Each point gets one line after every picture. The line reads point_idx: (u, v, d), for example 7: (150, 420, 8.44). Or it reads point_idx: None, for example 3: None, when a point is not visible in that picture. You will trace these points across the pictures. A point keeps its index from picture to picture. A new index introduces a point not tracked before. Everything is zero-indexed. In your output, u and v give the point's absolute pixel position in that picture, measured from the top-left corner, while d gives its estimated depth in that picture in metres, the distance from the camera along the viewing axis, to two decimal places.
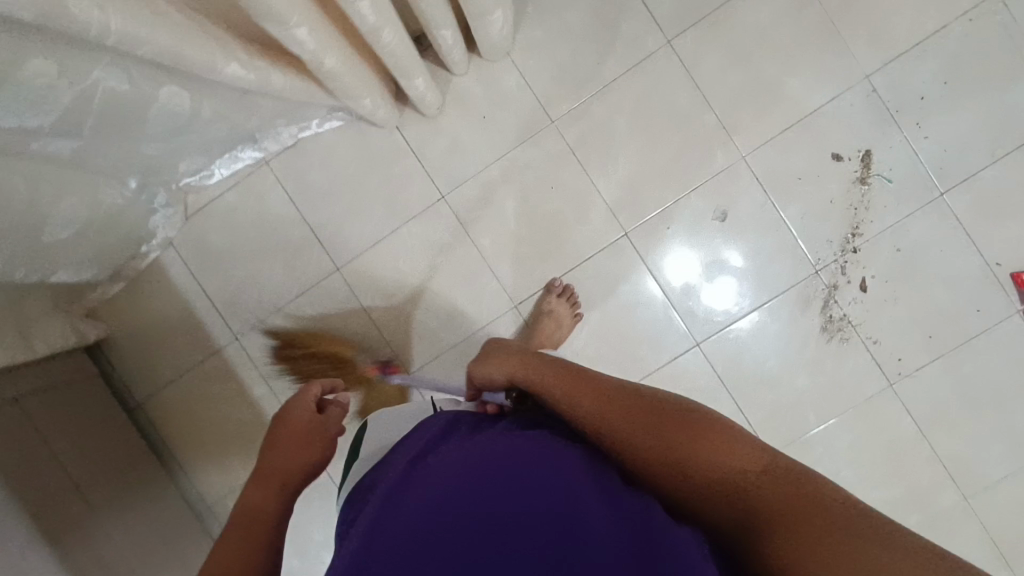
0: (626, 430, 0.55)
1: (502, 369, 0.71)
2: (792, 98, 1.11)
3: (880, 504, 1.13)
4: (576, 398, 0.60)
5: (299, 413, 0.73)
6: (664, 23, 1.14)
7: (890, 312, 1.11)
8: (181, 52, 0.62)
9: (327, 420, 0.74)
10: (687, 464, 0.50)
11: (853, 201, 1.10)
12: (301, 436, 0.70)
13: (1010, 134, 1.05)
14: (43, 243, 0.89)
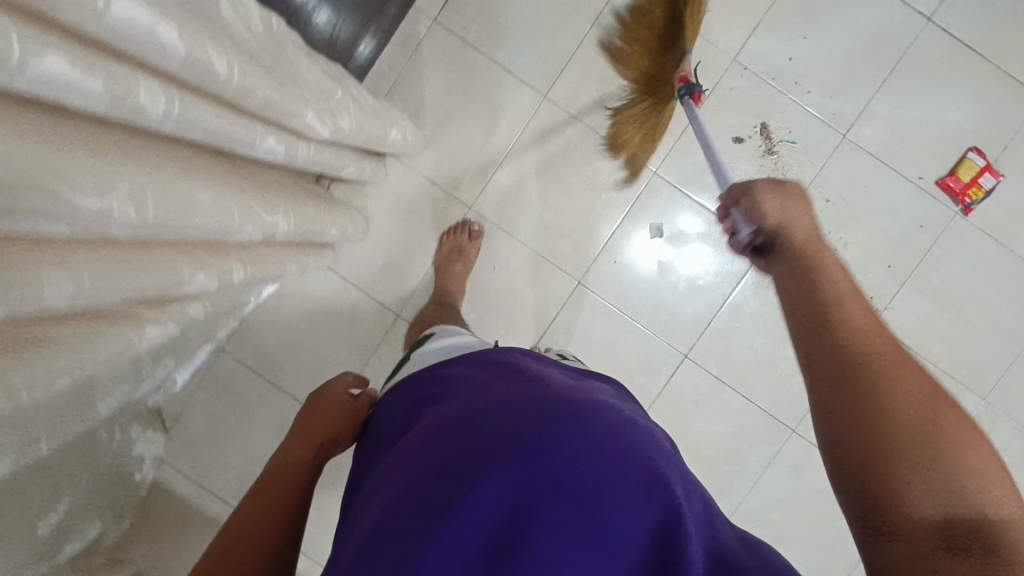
0: (898, 382, 0.46)
1: (776, 213, 0.57)
2: (676, 102, 1.14)
3: None
4: (852, 312, 0.49)
5: (332, 393, 0.82)
6: (534, 77, 1.15)
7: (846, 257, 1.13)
8: (98, 336, 0.58)
9: (360, 404, 0.81)
10: (940, 442, 0.43)
11: (769, 172, 1.13)
12: (330, 415, 0.78)
13: (879, 63, 1.10)
14: (40, 538, 0.86)
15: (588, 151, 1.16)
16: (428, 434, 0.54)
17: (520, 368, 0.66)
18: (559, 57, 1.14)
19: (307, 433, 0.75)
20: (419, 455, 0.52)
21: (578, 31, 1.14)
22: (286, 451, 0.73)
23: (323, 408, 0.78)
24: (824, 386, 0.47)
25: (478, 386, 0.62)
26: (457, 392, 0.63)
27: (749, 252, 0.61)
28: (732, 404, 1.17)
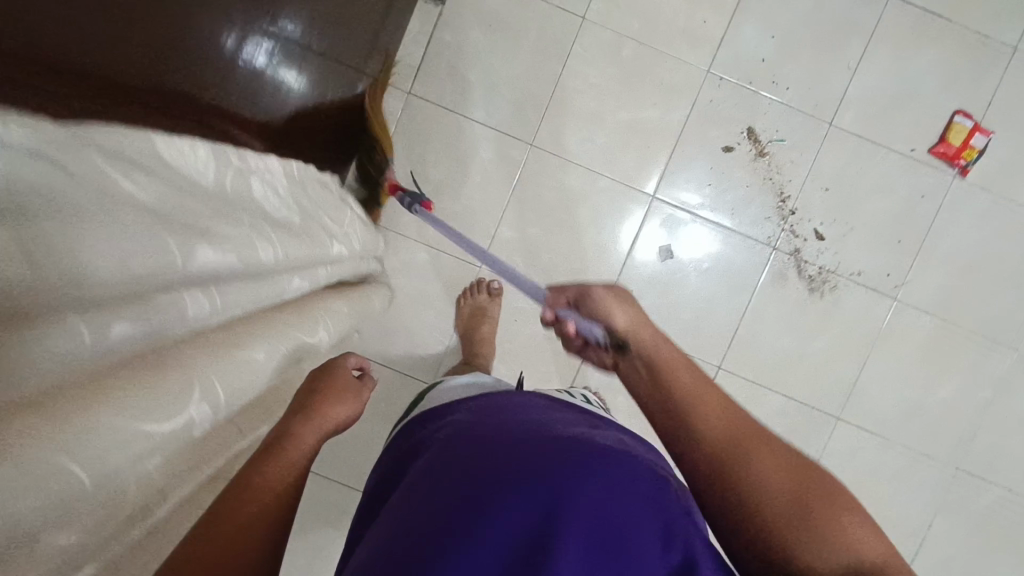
0: (834, 527, 0.44)
1: (628, 325, 0.59)
2: (660, 124, 1.15)
3: (955, 397, 1.17)
4: (718, 413, 0.51)
5: (340, 374, 0.66)
6: (515, 127, 1.15)
7: (855, 241, 1.14)
8: None
9: (367, 392, 0.69)
10: (816, 509, 0.45)
11: (765, 174, 1.14)
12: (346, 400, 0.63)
13: (850, 48, 1.12)
14: None
15: (582, 189, 1.17)
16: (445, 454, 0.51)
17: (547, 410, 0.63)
18: (536, 103, 1.15)
19: (320, 415, 0.58)
20: (434, 472, 0.48)
21: (550, 74, 1.14)
22: (293, 439, 0.54)
23: (337, 394, 0.62)
24: (733, 512, 0.47)
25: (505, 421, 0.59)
26: (479, 421, 0.59)
27: (596, 355, 0.63)
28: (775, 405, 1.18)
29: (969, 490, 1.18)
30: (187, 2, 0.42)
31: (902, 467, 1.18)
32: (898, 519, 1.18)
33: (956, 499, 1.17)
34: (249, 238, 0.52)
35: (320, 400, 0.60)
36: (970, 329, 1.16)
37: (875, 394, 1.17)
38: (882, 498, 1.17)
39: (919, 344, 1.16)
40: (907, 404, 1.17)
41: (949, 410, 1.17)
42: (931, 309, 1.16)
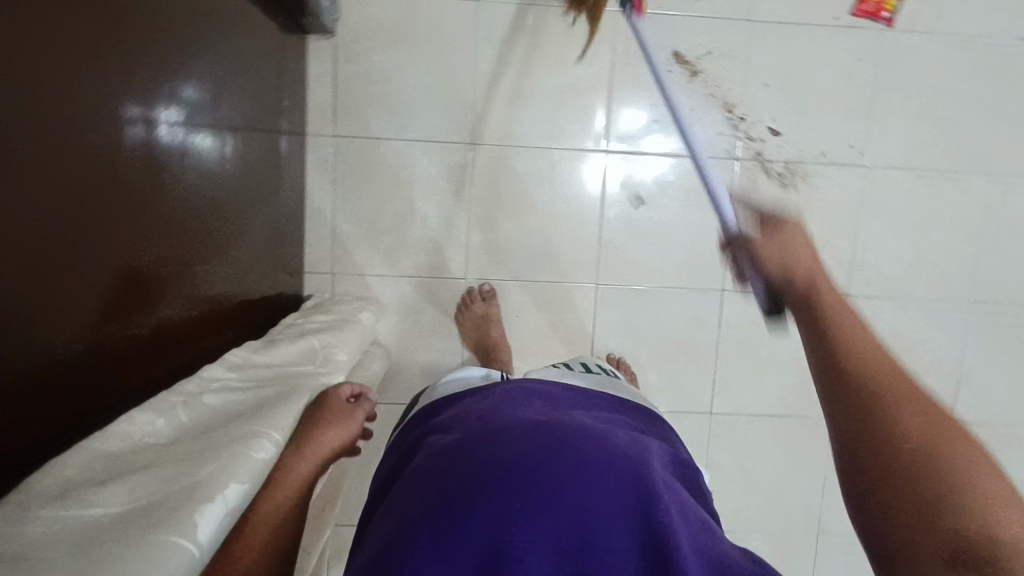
0: (903, 404, 0.47)
1: (788, 239, 0.59)
2: (588, 78, 1.13)
3: (948, 236, 1.19)
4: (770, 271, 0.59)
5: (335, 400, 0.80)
6: (449, 132, 1.13)
7: (810, 123, 1.15)
8: None
9: (358, 414, 0.81)
10: (893, 432, 0.46)
11: (703, 91, 1.13)
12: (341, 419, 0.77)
13: None
14: None
15: (535, 168, 1.15)
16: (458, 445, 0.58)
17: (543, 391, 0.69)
18: (460, 100, 1.12)
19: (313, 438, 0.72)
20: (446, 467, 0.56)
21: (464, 67, 1.11)
22: (303, 445, 0.71)
23: (331, 420, 0.75)
24: (852, 447, 0.48)
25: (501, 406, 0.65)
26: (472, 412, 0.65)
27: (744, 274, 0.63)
28: None
29: (988, 317, 1.22)
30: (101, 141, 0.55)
31: (920, 318, 1.21)
32: (931, 366, 1.22)
33: (977, 329, 1.22)
34: (268, 432, 0.65)
35: (320, 423, 0.75)
36: (944, 168, 1.17)
37: (874, 260, 1.19)
38: (910, 353, 1.22)
39: (900, 199, 1.18)
40: (907, 259, 1.19)
41: (946, 250, 1.20)
42: (901, 162, 1.17)
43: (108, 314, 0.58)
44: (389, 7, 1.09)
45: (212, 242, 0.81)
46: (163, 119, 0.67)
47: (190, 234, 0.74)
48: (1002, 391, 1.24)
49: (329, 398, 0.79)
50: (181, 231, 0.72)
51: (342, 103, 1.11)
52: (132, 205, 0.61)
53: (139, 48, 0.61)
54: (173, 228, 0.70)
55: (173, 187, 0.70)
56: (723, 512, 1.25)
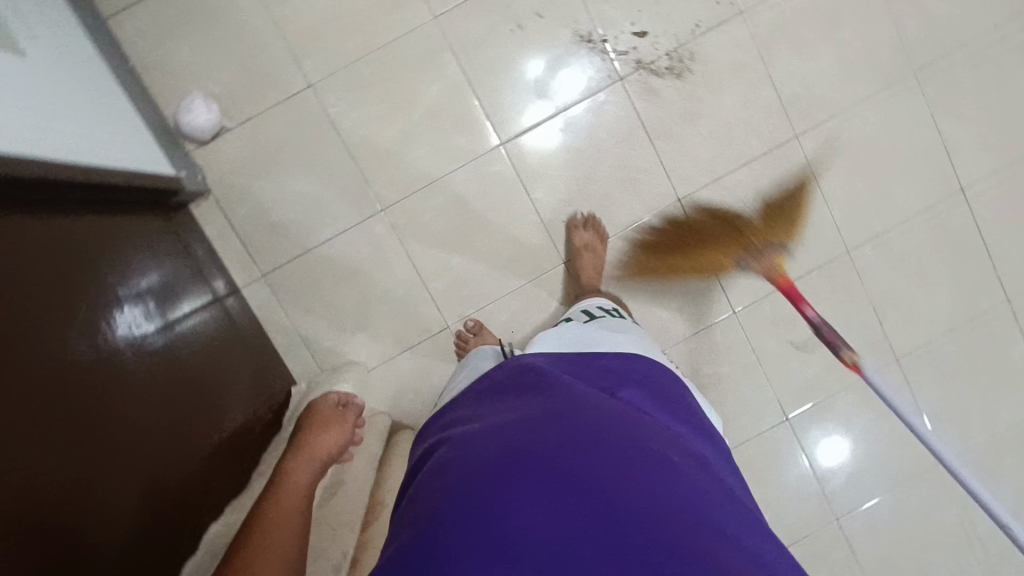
0: None
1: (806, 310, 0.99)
2: (449, 92, 1.11)
3: (859, 27, 1.13)
4: None
5: (324, 408, 1.03)
6: (359, 211, 1.12)
7: (668, 5, 1.11)
8: None
9: (346, 414, 1.04)
10: None
11: (553, 38, 1.11)
12: (323, 421, 1.00)
13: None
14: None
15: (453, 196, 1.13)
16: (509, 421, 0.71)
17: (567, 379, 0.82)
18: (349, 180, 1.11)
19: (310, 449, 0.95)
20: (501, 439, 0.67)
21: (336, 149, 1.10)
22: (295, 460, 0.93)
23: (320, 426, 0.99)
24: None
25: (538, 391, 0.79)
26: (503, 386, 0.84)
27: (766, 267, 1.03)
28: (744, 177, 1.16)
29: (941, 75, 1.15)
30: (53, 358, 0.67)
31: (876, 115, 1.16)
32: (913, 151, 1.17)
33: (937, 92, 1.15)
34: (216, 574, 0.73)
35: (313, 434, 0.97)
36: None
37: (803, 89, 1.14)
38: (885, 150, 1.16)
39: (793, 20, 1.12)
40: (833, 71, 1.14)
41: (865, 41, 1.13)
42: None
43: (90, 510, 0.66)
44: (242, 138, 1.08)
45: (200, 424, 0.90)
46: (114, 325, 0.79)
47: (168, 429, 0.83)
48: (994, 134, 1.17)
49: (320, 412, 1.02)
50: (154, 423, 0.81)
51: (255, 244, 1.12)
52: (102, 410, 0.72)
53: (71, 286, 0.75)
54: (148, 431, 0.79)
55: (146, 380, 0.82)
56: (800, 389, 1.22)
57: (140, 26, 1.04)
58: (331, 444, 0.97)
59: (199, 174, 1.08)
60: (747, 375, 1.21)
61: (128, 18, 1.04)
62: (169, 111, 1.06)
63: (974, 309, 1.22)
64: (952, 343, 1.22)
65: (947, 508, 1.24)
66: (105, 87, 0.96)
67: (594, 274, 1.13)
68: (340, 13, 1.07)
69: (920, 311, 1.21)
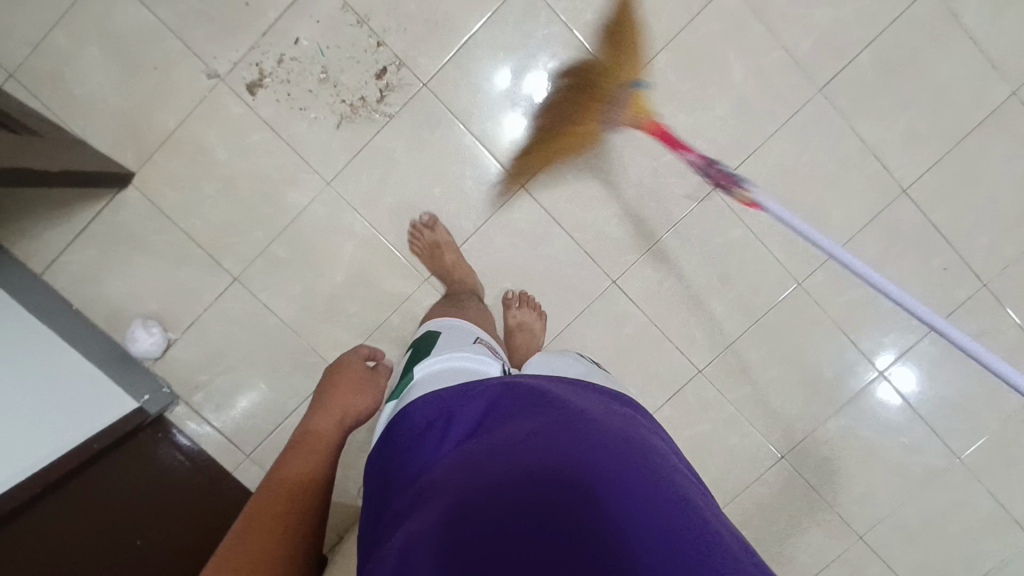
0: None
1: None
2: (361, 246, 1.13)
3: (748, 64, 1.07)
4: None
5: (354, 361, 1.02)
6: (315, 375, 1.17)
7: (537, 86, 1.09)
8: None
9: (376, 377, 1.00)
10: None
11: (444, 165, 1.11)
12: (357, 378, 0.98)
13: (356, 40, 1.06)
14: None
15: (394, 339, 1.16)
16: (522, 445, 0.54)
17: (581, 408, 0.65)
18: (296, 352, 1.16)
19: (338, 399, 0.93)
20: (485, 480, 0.51)
21: (274, 328, 1.15)
22: (322, 408, 0.92)
23: (343, 376, 0.98)
24: None
25: (555, 407, 0.63)
26: (504, 391, 0.67)
27: None
28: (671, 241, 1.13)
29: (850, 85, 1.08)
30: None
31: (792, 143, 1.10)
32: (841, 167, 1.10)
33: (850, 102, 1.08)
34: None
35: (342, 382, 0.96)
36: (685, 21, 1.06)
37: (707, 140, 1.09)
38: (810, 175, 1.10)
39: (676, 78, 1.08)
40: (733, 114, 1.09)
41: (759, 74, 1.07)
42: (646, 51, 1.07)
43: None
44: (189, 345, 1.15)
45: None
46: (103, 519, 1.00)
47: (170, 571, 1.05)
48: (926, 126, 1.09)
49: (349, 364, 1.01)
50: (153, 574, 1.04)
51: (232, 430, 1.17)
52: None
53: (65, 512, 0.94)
54: None
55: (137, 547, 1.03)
56: (787, 427, 1.19)
57: (74, 271, 1.11)
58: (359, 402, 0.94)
59: (164, 385, 1.15)
60: (730, 427, 1.19)
61: (60, 268, 1.11)
62: (122, 338, 1.13)
63: (950, 304, 1.14)
64: (934, 342, 1.16)
65: (972, 502, 1.19)
66: (51, 350, 1.04)
67: (530, 349, 1.09)
68: (239, 207, 1.11)
69: (893, 320, 1.15)
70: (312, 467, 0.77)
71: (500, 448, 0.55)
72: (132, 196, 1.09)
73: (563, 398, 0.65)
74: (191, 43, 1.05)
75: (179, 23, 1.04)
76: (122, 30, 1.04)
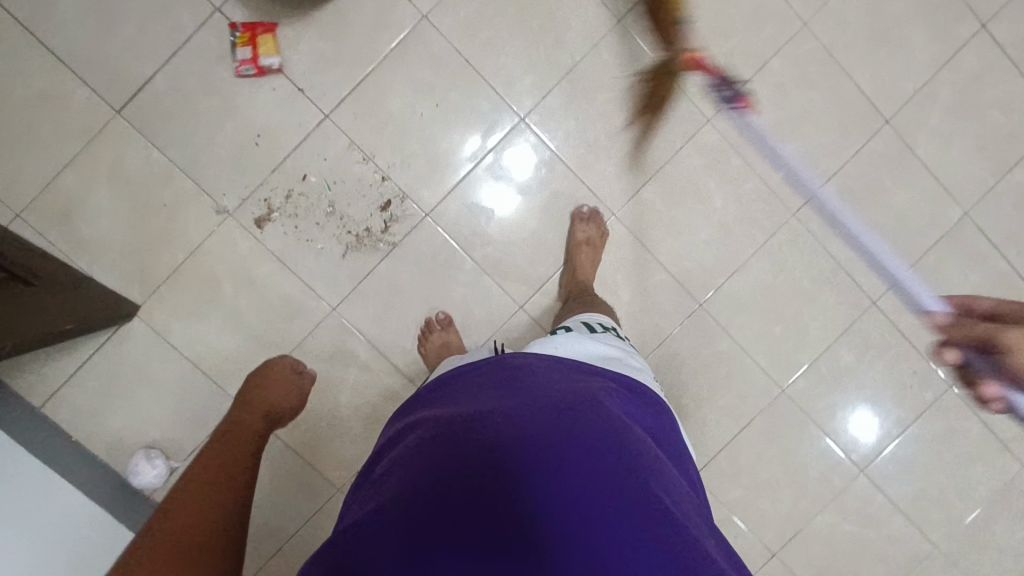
0: None
1: None
2: (365, 369, 1.15)
3: (727, 192, 1.16)
4: None
5: (278, 368, 1.03)
6: (317, 497, 1.16)
7: (517, 160, 1.13)
8: None
9: (300, 382, 1.03)
10: None
11: (447, 289, 1.15)
12: (278, 384, 1.01)
13: (364, 177, 1.11)
14: None
15: None
16: (492, 418, 0.63)
17: (558, 379, 0.74)
18: (301, 475, 1.16)
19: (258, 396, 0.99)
20: (454, 444, 0.61)
21: (279, 452, 1.15)
22: (244, 404, 0.98)
23: (268, 372, 1.02)
24: None
25: (522, 391, 0.69)
26: (492, 370, 0.76)
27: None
28: (663, 355, 1.19)
29: (819, 211, 1.18)
30: None
31: (770, 263, 1.18)
32: (815, 283, 1.19)
33: (820, 225, 1.18)
34: None
35: (261, 383, 1.01)
36: (670, 157, 1.15)
37: (692, 261, 1.17)
38: (789, 291, 1.19)
39: (662, 206, 1.16)
40: (716, 238, 1.17)
41: (737, 202, 1.17)
42: (634, 182, 1.15)
43: None
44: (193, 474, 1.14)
45: None
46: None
47: None
48: (888, 246, 1.19)
49: (276, 365, 1.04)
50: None
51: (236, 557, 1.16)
52: None
53: None
54: None
55: None
56: (779, 528, 1.23)
57: (75, 405, 1.10)
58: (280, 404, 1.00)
59: None
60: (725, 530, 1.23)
61: (61, 401, 1.10)
62: (122, 469, 1.11)
63: (918, 404, 1.22)
64: (909, 442, 1.23)
65: None
66: (25, 502, 0.94)
67: None
68: (245, 334, 1.12)
69: (871, 422, 1.23)
70: (210, 529, 0.74)
71: (478, 421, 0.63)
72: (138, 328, 1.10)
73: (551, 377, 0.74)
74: (202, 181, 1.08)
75: (190, 163, 1.08)
76: (134, 170, 1.07)
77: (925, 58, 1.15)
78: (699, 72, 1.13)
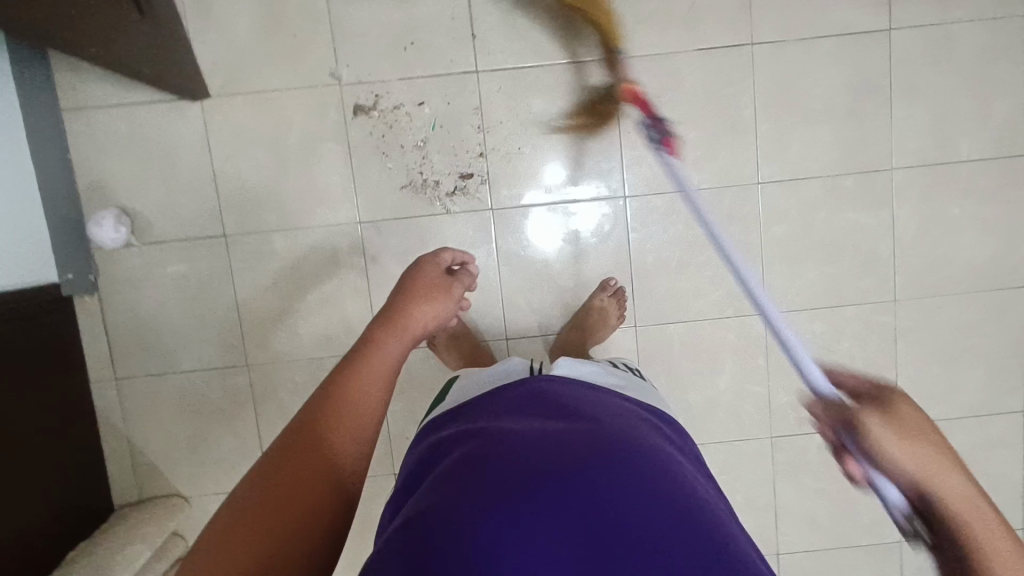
0: None
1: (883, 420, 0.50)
2: (347, 290, 1.15)
3: (734, 376, 1.19)
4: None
5: (431, 273, 0.82)
6: (226, 357, 1.17)
7: (580, 216, 1.14)
8: None
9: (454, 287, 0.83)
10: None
11: None
12: (427, 292, 0.78)
13: (468, 142, 1.11)
14: None
15: (316, 377, 1.18)
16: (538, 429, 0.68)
17: (581, 406, 0.77)
18: (227, 330, 1.16)
19: (409, 311, 0.73)
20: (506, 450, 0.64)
21: (224, 300, 1.15)
22: (393, 311, 0.73)
23: (420, 287, 0.79)
24: None
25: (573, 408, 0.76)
26: (520, 400, 0.80)
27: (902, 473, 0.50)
28: None
29: (791, 449, 1.21)
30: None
31: (722, 457, 1.22)
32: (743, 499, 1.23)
33: (784, 459, 1.21)
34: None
35: (411, 298, 0.76)
36: (713, 317, 1.17)
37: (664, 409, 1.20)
38: None
39: (676, 349, 1.18)
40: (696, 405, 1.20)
41: (735, 390, 1.19)
42: (671, 313, 1.17)
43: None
44: (142, 260, 1.13)
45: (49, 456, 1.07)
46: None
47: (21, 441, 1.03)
48: (819, 516, 1.23)
49: (429, 266, 0.84)
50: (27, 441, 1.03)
51: (122, 352, 1.16)
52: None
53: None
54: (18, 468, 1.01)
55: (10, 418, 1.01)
56: None
57: (91, 133, 1.09)
58: (432, 314, 0.76)
59: (92, 274, 1.13)
60: None
61: (82, 119, 1.09)
62: (89, 211, 1.11)
63: None
64: None
65: None
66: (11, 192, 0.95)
67: None
68: (273, 186, 1.12)
69: None
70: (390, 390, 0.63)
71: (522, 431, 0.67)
72: (192, 113, 1.09)
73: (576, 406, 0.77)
74: (339, 42, 1.09)
75: (342, 21, 1.08)
76: None
77: (963, 400, 1.19)
78: (788, 270, 1.16)
